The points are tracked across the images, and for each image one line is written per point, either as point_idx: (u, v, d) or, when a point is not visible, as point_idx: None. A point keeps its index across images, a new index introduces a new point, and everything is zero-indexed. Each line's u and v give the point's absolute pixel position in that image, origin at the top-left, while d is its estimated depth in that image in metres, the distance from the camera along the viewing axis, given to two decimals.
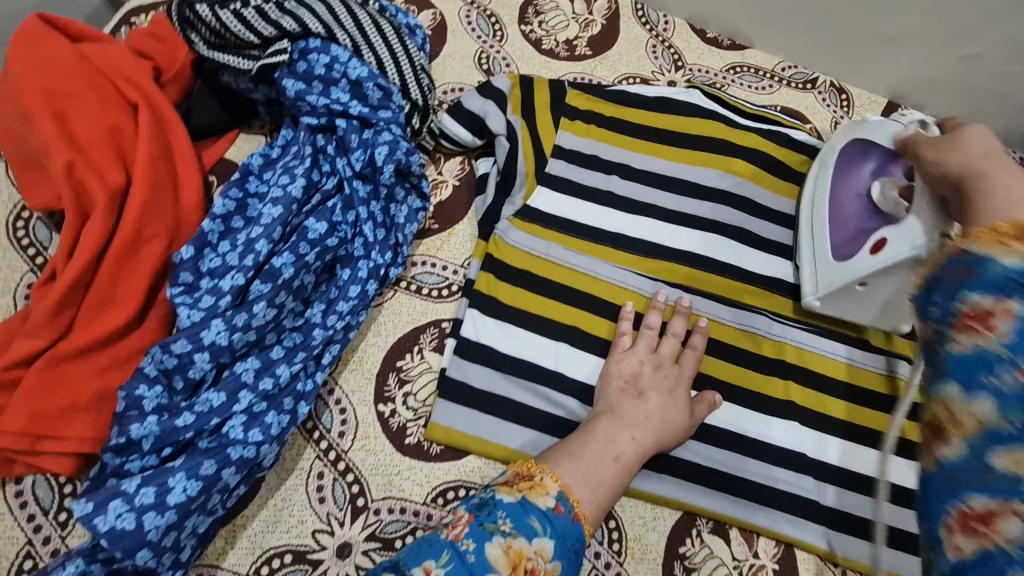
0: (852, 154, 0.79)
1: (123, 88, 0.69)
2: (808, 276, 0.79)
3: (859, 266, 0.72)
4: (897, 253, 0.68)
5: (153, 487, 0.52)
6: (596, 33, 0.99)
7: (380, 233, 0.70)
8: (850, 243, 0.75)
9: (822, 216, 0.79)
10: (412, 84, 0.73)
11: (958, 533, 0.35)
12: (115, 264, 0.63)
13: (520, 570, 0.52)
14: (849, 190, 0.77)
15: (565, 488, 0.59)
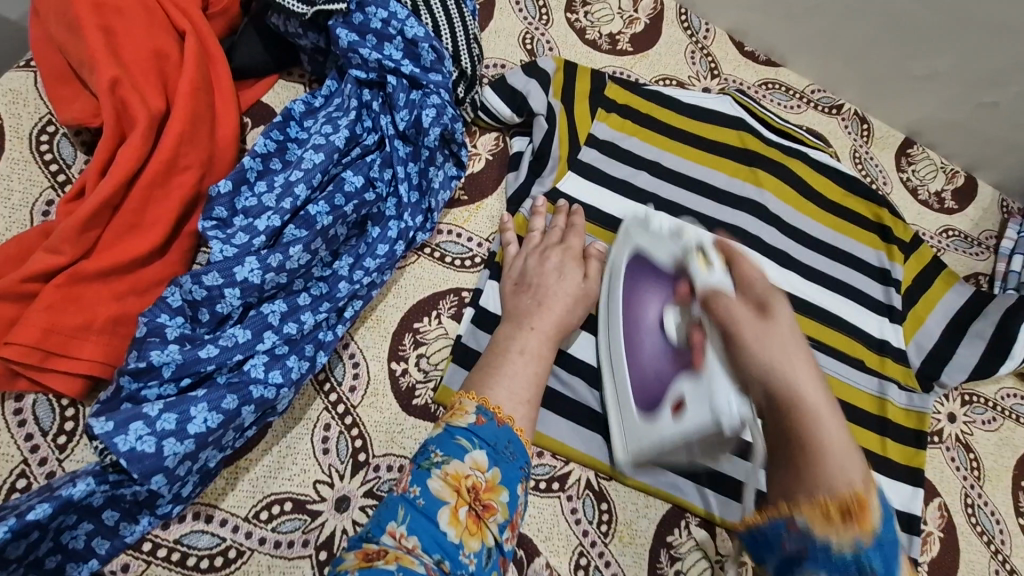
0: (637, 272, 0.72)
1: (172, 13, 0.67)
2: (616, 436, 0.71)
3: (661, 424, 0.65)
4: (704, 423, 0.60)
5: (175, 413, 0.52)
6: (639, 31, 1.00)
7: (414, 195, 0.70)
8: (648, 397, 0.68)
9: (625, 392, 0.70)
10: (463, 52, 0.73)
11: None
12: (146, 189, 0.62)
13: (464, 491, 0.54)
14: (642, 335, 0.70)
15: (482, 401, 0.60)
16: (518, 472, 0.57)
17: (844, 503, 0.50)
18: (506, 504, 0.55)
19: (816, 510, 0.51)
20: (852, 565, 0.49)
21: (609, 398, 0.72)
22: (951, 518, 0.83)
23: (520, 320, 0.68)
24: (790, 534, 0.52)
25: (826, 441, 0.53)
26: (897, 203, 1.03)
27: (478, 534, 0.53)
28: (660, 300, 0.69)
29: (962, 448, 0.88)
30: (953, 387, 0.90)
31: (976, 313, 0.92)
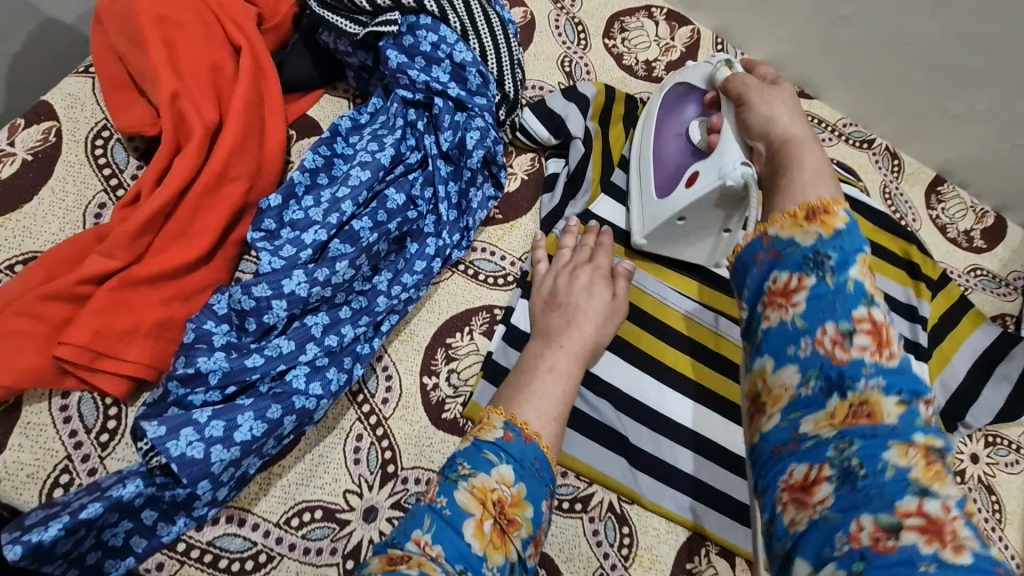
0: (674, 100, 0.82)
1: (228, 29, 0.70)
2: (636, 219, 0.81)
3: (674, 201, 0.75)
4: (712, 186, 0.69)
5: (223, 421, 0.53)
6: (674, 58, 1.02)
7: (453, 214, 0.71)
8: (668, 179, 0.78)
9: (647, 180, 0.81)
10: (507, 77, 0.76)
11: (792, 507, 0.42)
12: (197, 199, 0.64)
13: (489, 505, 0.54)
14: (669, 140, 0.80)
15: (510, 417, 0.61)
16: (543, 489, 0.58)
17: (811, 207, 0.49)
18: (530, 521, 0.56)
19: (785, 218, 0.51)
20: (809, 257, 0.48)
21: (633, 191, 0.83)
22: None
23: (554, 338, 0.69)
24: (763, 249, 0.51)
25: (804, 160, 0.54)
26: (926, 240, 1.04)
27: (501, 548, 0.53)
28: (694, 113, 0.78)
29: (985, 490, 0.87)
30: (977, 428, 0.90)
31: (1003, 353, 0.93)
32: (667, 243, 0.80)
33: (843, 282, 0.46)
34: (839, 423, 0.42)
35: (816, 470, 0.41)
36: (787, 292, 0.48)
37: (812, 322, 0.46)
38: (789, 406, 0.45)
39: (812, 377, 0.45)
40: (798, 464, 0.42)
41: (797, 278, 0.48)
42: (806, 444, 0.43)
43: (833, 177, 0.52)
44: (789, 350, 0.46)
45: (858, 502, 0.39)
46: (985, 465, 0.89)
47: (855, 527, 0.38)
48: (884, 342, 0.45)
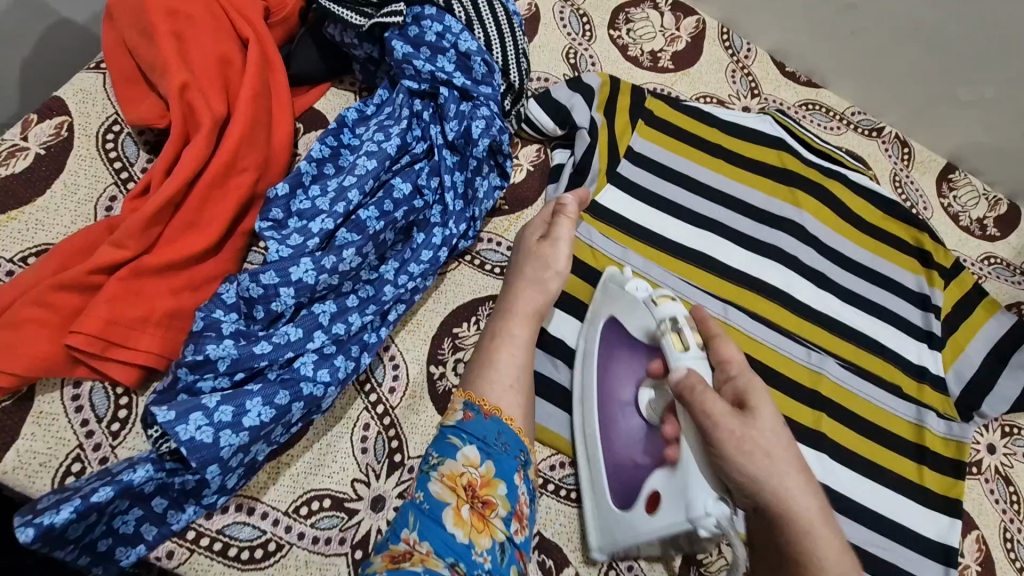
0: (608, 351, 0.71)
1: (236, 22, 0.70)
2: (592, 530, 0.68)
3: (637, 527, 0.63)
4: (679, 526, 0.58)
5: (231, 406, 0.53)
6: (680, 49, 1.02)
7: (459, 204, 0.71)
8: (625, 487, 0.67)
9: (599, 479, 0.68)
10: (512, 67, 0.76)
11: None
12: (207, 189, 0.64)
13: (462, 490, 0.55)
14: (619, 414, 0.68)
15: (468, 395, 0.61)
16: (513, 462, 0.58)
17: None
18: (506, 496, 0.56)
19: None
20: None
21: (583, 481, 0.70)
22: (989, 551, 0.81)
23: (504, 309, 0.68)
24: None
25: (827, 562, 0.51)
26: (938, 228, 1.03)
27: (485, 532, 0.54)
28: (639, 372, 0.68)
29: (1002, 481, 0.86)
30: (993, 417, 0.88)
31: (1018, 341, 0.92)
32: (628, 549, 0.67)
33: None
34: None
35: None
36: None
37: None
38: None
39: None
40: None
41: None
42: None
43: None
44: None
45: None
46: (1003, 455, 0.87)
47: None
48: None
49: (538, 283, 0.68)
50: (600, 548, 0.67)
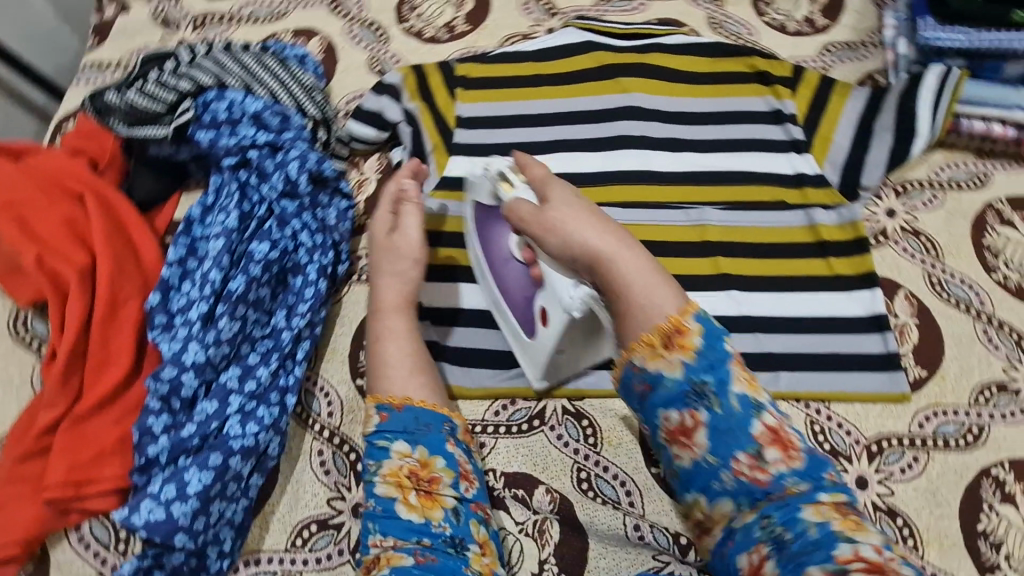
0: (479, 224, 0.80)
1: (66, 185, 0.79)
2: (523, 363, 0.80)
3: (543, 340, 0.74)
4: (565, 320, 0.70)
5: (173, 482, 0.64)
6: (470, 9, 1.07)
7: (318, 237, 0.79)
8: (526, 318, 0.76)
9: (512, 324, 0.79)
10: (306, 102, 0.84)
11: (682, 451, 0.59)
12: (103, 328, 0.73)
13: (405, 481, 0.64)
14: (503, 266, 0.77)
15: (377, 398, 0.69)
16: (440, 436, 0.67)
17: (660, 334, 0.59)
18: (446, 468, 0.65)
19: (644, 347, 0.59)
20: (695, 390, 0.58)
21: (507, 334, 0.81)
22: (921, 302, 0.86)
23: (376, 309, 0.76)
24: (634, 376, 0.60)
25: (632, 284, 0.61)
26: (770, 46, 1.06)
27: (437, 505, 0.63)
28: (506, 236, 0.77)
29: (912, 236, 0.91)
30: (880, 184, 0.93)
31: (877, 108, 0.95)
32: (564, 370, 0.79)
33: (730, 403, 0.57)
34: (694, 435, 0.58)
35: (690, 421, 0.58)
36: (687, 431, 0.58)
37: (719, 452, 0.57)
38: (703, 454, 0.57)
39: (722, 461, 0.57)
40: (671, 413, 0.59)
41: (691, 416, 0.58)
42: (657, 382, 0.59)
43: (671, 287, 0.61)
44: (715, 484, 0.57)
45: (728, 439, 0.57)
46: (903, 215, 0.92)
47: (736, 462, 0.56)
48: (789, 443, 0.57)
49: (397, 273, 0.76)
50: (540, 379, 0.79)
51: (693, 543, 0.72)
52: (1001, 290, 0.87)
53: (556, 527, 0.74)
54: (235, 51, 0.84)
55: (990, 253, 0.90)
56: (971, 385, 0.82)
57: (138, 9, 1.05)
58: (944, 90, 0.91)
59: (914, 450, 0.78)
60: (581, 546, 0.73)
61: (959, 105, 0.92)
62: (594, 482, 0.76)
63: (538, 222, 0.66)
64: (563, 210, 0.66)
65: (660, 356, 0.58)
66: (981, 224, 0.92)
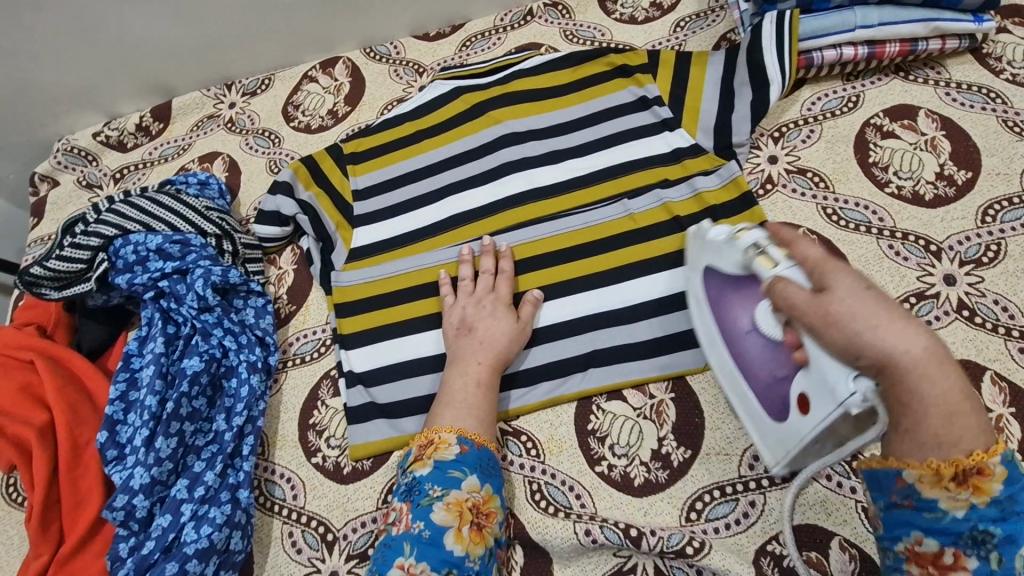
0: (716, 289, 0.73)
1: (18, 354, 0.87)
2: (761, 447, 0.71)
3: (795, 425, 0.63)
4: (835, 415, 0.56)
5: None
6: (347, 91, 1.16)
7: (238, 338, 0.86)
8: (775, 400, 0.67)
9: (754, 406, 0.70)
10: (204, 223, 0.92)
11: (918, 570, 0.51)
12: (69, 473, 0.80)
13: (466, 512, 0.66)
14: (743, 341, 0.69)
15: (459, 431, 0.73)
16: (498, 478, 0.72)
17: (960, 471, 0.48)
18: (499, 509, 0.70)
19: (930, 472, 0.49)
20: (969, 533, 0.49)
21: (740, 412, 0.74)
22: (821, 236, 0.88)
23: (454, 360, 0.82)
24: (902, 493, 0.51)
25: (930, 407, 0.48)
26: (624, 39, 1.11)
27: (480, 542, 0.66)
28: (746, 306, 0.68)
29: (799, 175, 0.93)
30: (753, 135, 0.96)
31: (734, 67, 0.97)
32: (810, 460, 0.67)
33: (1009, 564, 0.48)
34: (942, 574, 0.50)
35: (951, 554, 0.49)
36: (940, 563, 0.50)
37: None
38: None
39: None
40: (929, 539, 0.51)
41: (952, 553, 0.50)
42: (928, 508, 0.50)
43: (979, 416, 0.49)
44: None
45: None
46: (786, 157, 0.94)
47: None
48: None
49: (471, 332, 0.83)
50: (779, 466, 0.68)
51: (644, 533, 0.72)
52: (898, 202, 0.88)
53: (518, 551, 0.76)
54: (134, 196, 0.94)
55: (879, 168, 0.91)
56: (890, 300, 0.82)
57: (66, 181, 1.18)
58: (783, 33, 0.93)
59: None
60: (545, 563, 0.75)
61: (802, 43, 0.94)
62: (545, 491, 0.78)
63: (813, 310, 0.53)
64: (843, 304, 0.51)
65: (944, 486, 0.49)
66: (863, 143, 0.93)
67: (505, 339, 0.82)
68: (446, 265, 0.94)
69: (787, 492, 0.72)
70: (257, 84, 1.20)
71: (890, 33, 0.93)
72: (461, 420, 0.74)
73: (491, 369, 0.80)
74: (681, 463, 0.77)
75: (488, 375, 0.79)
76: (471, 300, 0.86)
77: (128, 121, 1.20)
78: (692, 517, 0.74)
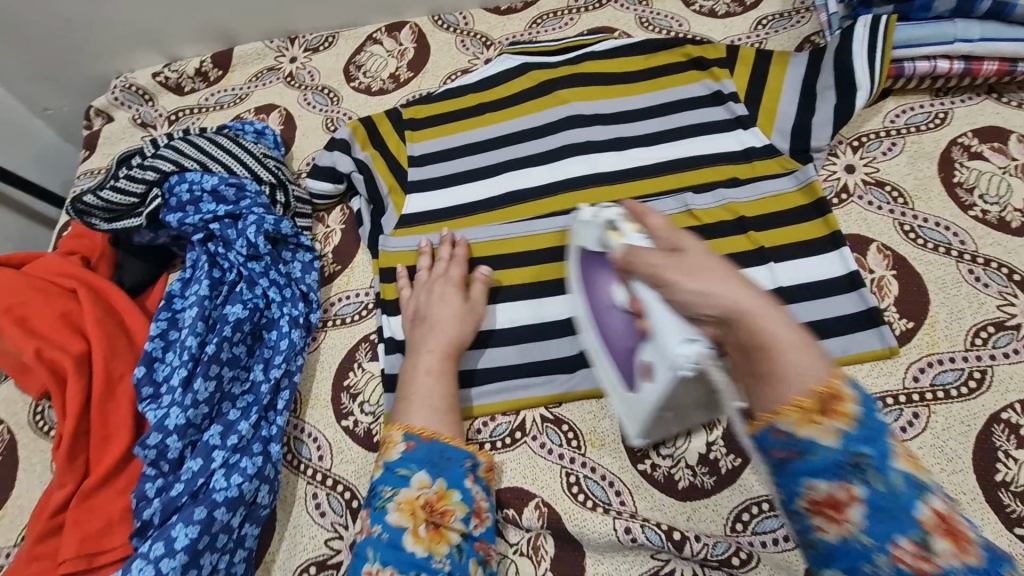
0: (586, 265, 0.73)
1: (61, 282, 0.86)
2: (624, 419, 0.71)
3: (644, 397, 0.63)
4: (670, 379, 0.56)
5: (162, 540, 0.68)
6: (411, 57, 1.14)
7: (284, 290, 0.84)
8: (628, 373, 0.67)
9: (613, 376, 0.70)
10: (261, 170, 0.91)
11: (824, 524, 0.47)
12: (102, 406, 0.78)
13: (419, 512, 0.66)
14: (604, 315, 0.69)
15: (406, 427, 0.71)
16: (460, 470, 0.70)
17: (819, 395, 0.47)
18: (461, 501, 0.68)
19: (798, 408, 0.47)
20: (850, 462, 0.46)
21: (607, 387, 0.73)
22: (895, 253, 0.84)
23: (413, 348, 0.79)
24: (779, 438, 0.48)
25: (779, 343, 0.48)
26: (701, 33, 1.08)
27: (443, 539, 0.65)
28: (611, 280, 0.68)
29: (877, 188, 0.89)
30: (833, 142, 0.92)
31: (817, 69, 0.93)
32: (665, 429, 0.70)
33: (894, 484, 0.45)
34: (846, 518, 0.46)
35: (845, 492, 0.45)
36: (839, 508, 0.46)
37: (879, 538, 0.44)
38: (853, 535, 0.45)
39: (882, 556, 0.44)
40: (819, 484, 0.46)
41: (844, 491, 0.46)
42: (808, 450, 0.47)
43: (819, 345, 0.49)
44: (866, 569, 0.45)
45: (891, 523, 0.44)
46: (863, 168, 0.90)
47: (898, 548, 0.44)
48: (963, 536, 0.44)
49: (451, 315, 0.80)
50: (639, 437, 0.71)
51: (688, 538, 0.70)
52: (982, 226, 0.84)
53: (550, 542, 0.73)
54: (193, 136, 0.93)
55: (963, 189, 0.87)
56: (966, 328, 0.78)
57: (120, 119, 1.18)
58: (877, 39, 0.89)
59: (913, 407, 0.75)
60: (577, 557, 0.72)
61: (895, 50, 0.90)
62: (583, 484, 0.75)
63: (670, 262, 0.55)
64: (689, 259, 0.54)
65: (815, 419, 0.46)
66: (948, 161, 0.89)
67: (454, 322, 0.80)
68: (498, 241, 0.90)
69: None
70: (320, 40, 1.18)
71: (991, 50, 0.88)
72: (409, 415, 0.72)
73: (442, 357, 0.77)
74: (730, 471, 0.73)
75: (442, 363, 0.77)
76: (425, 289, 0.84)
77: (188, 65, 1.18)
78: (737, 528, 0.70)
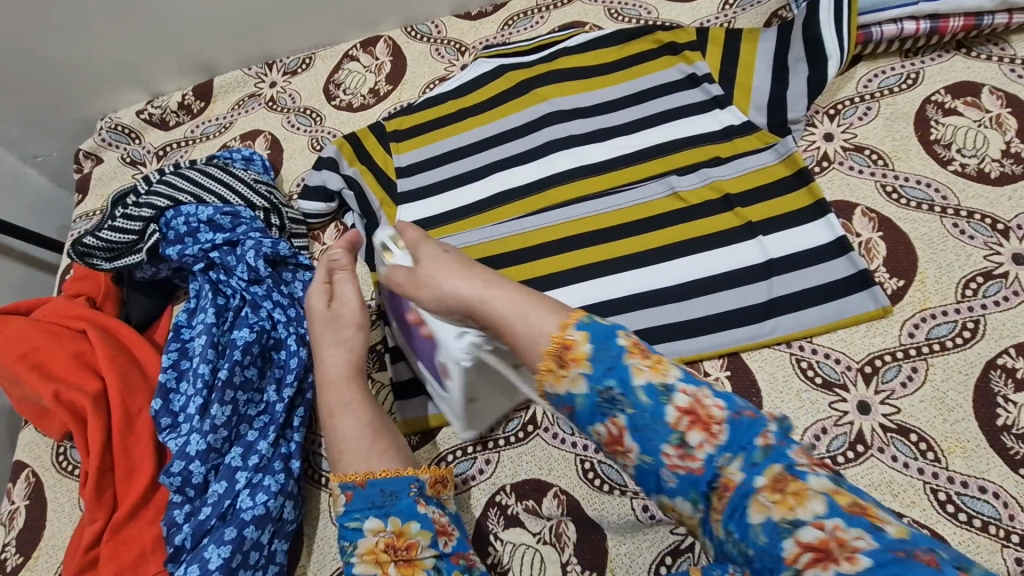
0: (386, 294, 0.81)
1: (70, 325, 0.88)
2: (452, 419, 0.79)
3: (451, 394, 0.72)
4: (460, 371, 0.66)
5: (197, 563, 0.69)
6: (388, 71, 1.16)
7: (289, 309, 0.86)
8: (437, 378, 0.75)
9: (431, 382, 0.78)
10: (254, 196, 0.93)
11: (619, 457, 0.53)
12: (123, 441, 0.80)
13: (383, 556, 0.61)
14: (407, 331, 0.77)
15: (340, 478, 0.67)
16: (409, 500, 0.65)
17: (555, 349, 0.53)
18: (422, 527, 0.62)
19: (545, 372, 0.54)
20: (604, 400, 0.52)
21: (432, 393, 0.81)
22: (880, 214, 0.86)
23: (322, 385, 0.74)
24: (556, 400, 0.55)
25: (505, 315, 0.57)
26: (670, 18, 1.09)
27: (417, 570, 0.60)
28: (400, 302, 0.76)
29: (856, 153, 0.90)
30: (810, 113, 0.94)
31: (788, 42, 0.95)
32: (484, 416, 0.79)
33: (642, 401, 0.51)
34: (627, 445, 0.52)
35: (613, 425, 0.52)
36: (618, 441, 0.52)
37: (651, 453, 0.51)
38: (639, 457, 0.52)
39: (666, 467, 0.50)
40: (597, 426, 0.53)
41: (613, 426, 0.52)
42: (572, 401, 0.53)
43: (548, 298, 0.57)
44: (663, 483, 0.51)
45: (652, 435, 0.51)
46: (840, 135, 0.92)
47: (667, 453, 0.50)
48: (705, 418, 0.50)
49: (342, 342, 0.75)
50: (464, 429, 0.79)
51: None
52: (962, 179, 0.86)
53: (571, 527, 0.74)
54: (184, 168, 0.94)
55: (941, 145, 0.88)
56: (955, 280, 0.80)
57: (109, 159, 1.19)
58: (842, 8, 0.91)
59: (912, 361, 0.77)
60: (600, 540, 0.73)
61: (862, 16, 0.92)
62: (598, 468, 0.77)
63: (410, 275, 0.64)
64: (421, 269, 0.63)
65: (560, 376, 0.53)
66: (924, 120, 0.90)
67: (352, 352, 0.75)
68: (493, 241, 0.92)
69: (848, 472, 0.73)
70: (298, 62, 1.19)
71: (955, 7, 0.90)
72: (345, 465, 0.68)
73: (347, 391, 0.73)
74: None
75: (354, 396, 0.73)
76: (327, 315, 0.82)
77: (171, 99, 1.20)
78: None
